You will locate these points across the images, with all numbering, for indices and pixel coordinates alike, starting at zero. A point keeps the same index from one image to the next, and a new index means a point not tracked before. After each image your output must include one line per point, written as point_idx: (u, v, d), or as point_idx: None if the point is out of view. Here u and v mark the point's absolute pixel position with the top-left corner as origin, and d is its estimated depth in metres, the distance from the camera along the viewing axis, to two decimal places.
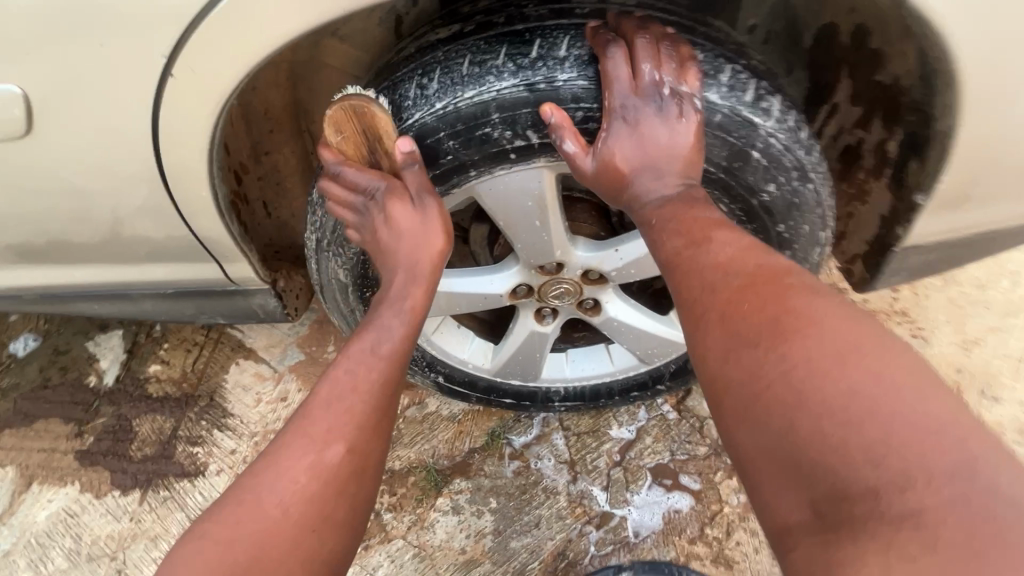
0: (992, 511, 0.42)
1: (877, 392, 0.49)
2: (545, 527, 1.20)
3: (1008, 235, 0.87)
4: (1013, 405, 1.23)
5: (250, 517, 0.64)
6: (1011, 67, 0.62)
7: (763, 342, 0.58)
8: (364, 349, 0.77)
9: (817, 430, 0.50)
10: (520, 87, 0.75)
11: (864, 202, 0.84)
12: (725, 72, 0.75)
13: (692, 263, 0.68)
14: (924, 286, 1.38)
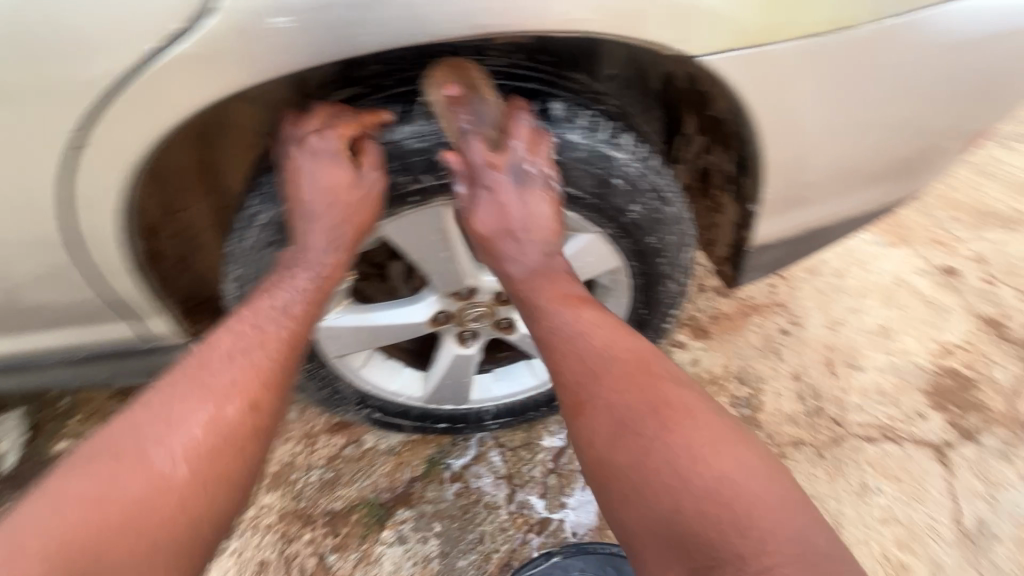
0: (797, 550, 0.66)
1: (728, 474, 0.71)
2: (489, 541, 1.24)
3: (840, 229, 1.09)
4: (873, 371, 1.47)
5: (136, 475, 0.72)
6: (790, 98, 0.83)
7: (647, 429, 0.76)
8: (246, 327, 0.84)
9: (693, 505, 0.70)
10: (408, 138, 0.83)
11: (721, 212, 1.05)
12: (582, 117, 0.85)
13: (572, 352, 0.84)
14: (796, 280, 1.67)
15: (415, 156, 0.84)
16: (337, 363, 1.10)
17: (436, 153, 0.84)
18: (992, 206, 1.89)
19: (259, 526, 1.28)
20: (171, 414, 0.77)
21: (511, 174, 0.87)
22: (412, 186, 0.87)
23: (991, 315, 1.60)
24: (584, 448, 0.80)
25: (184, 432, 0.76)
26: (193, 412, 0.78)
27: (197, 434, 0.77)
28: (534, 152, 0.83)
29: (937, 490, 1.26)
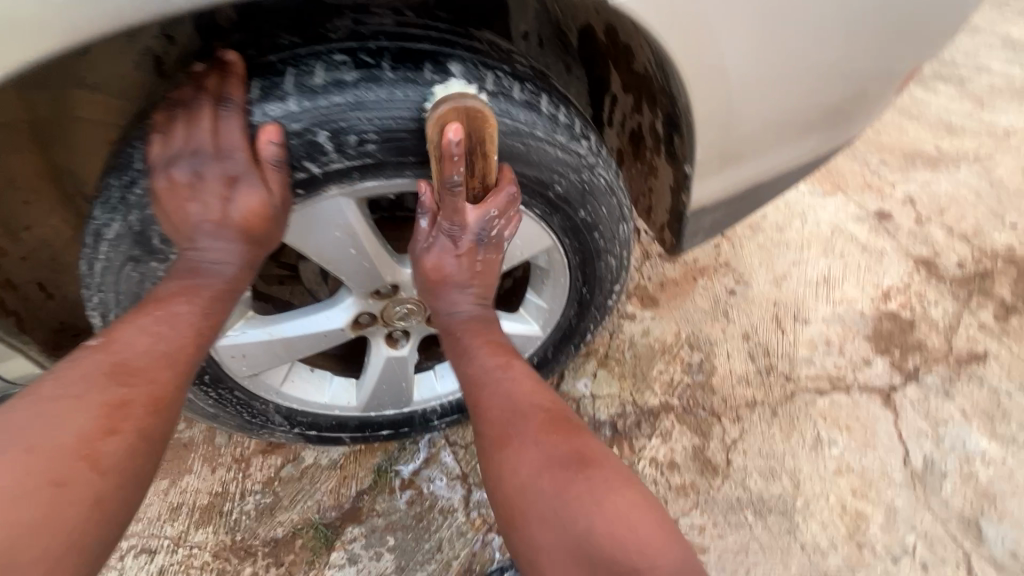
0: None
1: (590, 521, 0.69)
2: (448, 548, 1.17)
3: (778, 183, 1.05)
4: (819, 322, 1.47)
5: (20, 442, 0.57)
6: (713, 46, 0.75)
7: (551, 467, 0.74)
8: (148, 328, 0.68)
9: (591, 544, 0.68)
10: (277, 118, 0.68)
11: (656, 176, 0.98)
12: (489, 80, 0.74)
13: (494, 386, 0.83)
14: (739, 238, 1.65)
15: (289, 141, 0.69)
16: (251, 384, 0.97)
17: (315, 135, 0.69)
18: (918, 147, 1.93)
19: (192, 567, 1.16)
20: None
21: (411, 153, 0.73)
22: (294, 178, 0.71)
23: (924, 254, 1.63)
24: (494, 477, 0.78)
25: (17, 490, 0.55)
26: (32, 467, 0.56)
27: (39, 493, 0.56)
28: (431, 122, 0.71)
29: (886, 434, 1.27)
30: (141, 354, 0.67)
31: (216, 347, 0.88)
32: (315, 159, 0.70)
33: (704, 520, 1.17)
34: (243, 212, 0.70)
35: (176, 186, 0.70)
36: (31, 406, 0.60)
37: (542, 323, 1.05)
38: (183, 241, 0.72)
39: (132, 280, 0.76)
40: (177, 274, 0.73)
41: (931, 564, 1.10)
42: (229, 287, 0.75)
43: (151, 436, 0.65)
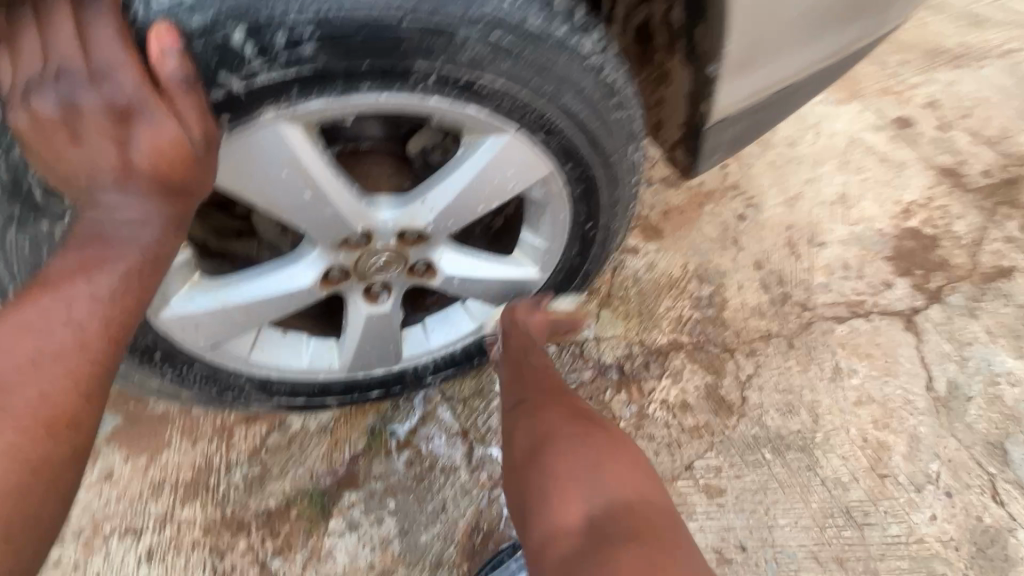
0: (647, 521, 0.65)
1: (592, 454, 0.72)
2: (453, 508, 1.10)
3: (807, 89, 0.89)
4: (836, 245, 1.36)
5: None
6: None
7: (568, 421, 0.79)
8: (31, 320, 0.52)
9: (589, 468, 0.70)
10: (182, 14, 0.54)
11: (668, 84, 0.82)
12: None
13: (532, 370, 0.90)
14: (748, 156, 1.50)
15: (198, 45, 0.55)
16: (213, 354, 0.84)
17: (231, 35, 0.55)
18: (941, 42, 1.73)
19: (183, 545, 1.09)
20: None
21: (361, 56, 0.58)
22: (214, 95, 0.57)
23: (947, 164, 1.50)
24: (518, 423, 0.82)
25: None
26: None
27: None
28: (382, 11, 0.56)
29: (908, 360, 1.19)
30: (20, 362, 0.51)
31: (160, 317, 0.75)
32: (237, 69, 0.56)
33: (720, 461, 1.11)
34: (145, 151, 0.54)
35: (49, 125, 0.53)
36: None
37: (541, 265, 0.92)
38: (78, 198, 0.56)
39: (23, 245, 0.63)
40: (77, 244, 0.56)
41: (957, 491, 1.05)
42: (149, 257, 0.58)
43: (48, 467, 0.50)
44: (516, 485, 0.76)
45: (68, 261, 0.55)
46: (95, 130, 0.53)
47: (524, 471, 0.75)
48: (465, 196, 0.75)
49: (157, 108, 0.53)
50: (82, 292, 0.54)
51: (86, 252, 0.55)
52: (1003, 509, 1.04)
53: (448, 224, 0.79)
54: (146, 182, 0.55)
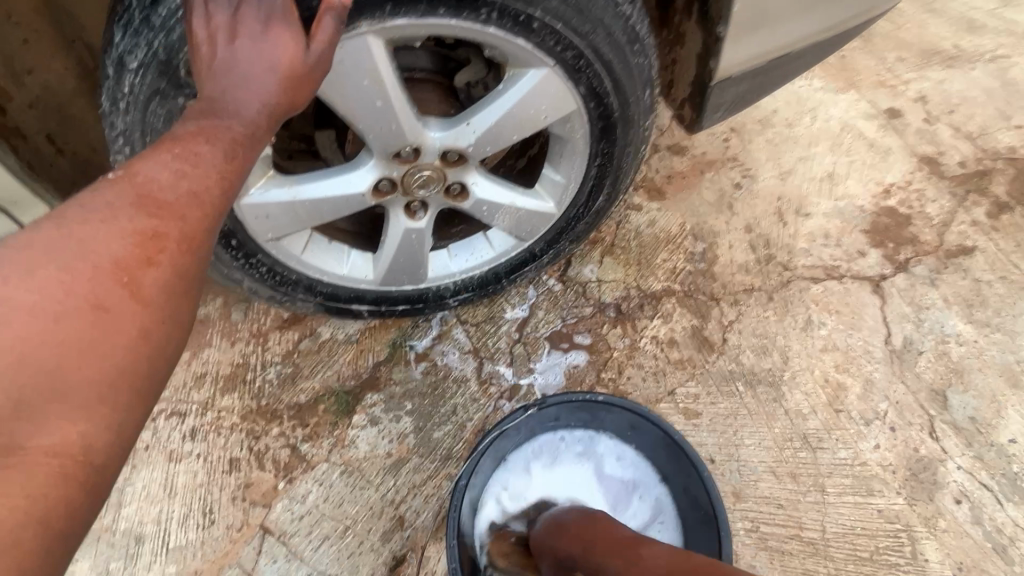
0: None
1: None
2: (463, 412, 1.25)
3: (798, 63, 1.03)
4: (820, 216, 1.51)
5: (58, 288, 0.49)
6: None
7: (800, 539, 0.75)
8: (169, 157, 0.60)
9: None
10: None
11: (682, 45, 0.96)
12: None
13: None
14: (749, 133, 1.64)
15: None
16: (273, 249, 0.98)
17: None
18: (936, 44, 1.86)
19: (222, 427, 1.24)
20: (36, 295, 0.48)
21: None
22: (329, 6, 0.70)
23: (928, 153, 1.64)
24: None
25: (59, 310, 0.49)
26: (70, 287, 0.50)
27: (80, 316, 0.50)
28: None
29: (872, 318, 1.35)
30: (167, 186, 0.58)
31: (239, 204, 0.89)
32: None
33: (699, 389, 1.27)
34: (277, 49, 0.65)
35: (208, 21, 0.66)
36: (55, 228, 0.52)
37: (558, 200, 1.06)
38: (205, 78, 0.65)
39: (159, 116, 0.73)
40: (197, 114, 0.64)
41: (900, 426, 1.22)
42: (251, 134, 0.66)
43: (186, 278, 0.58)
44: None
45: (190, 126, 0.64)
46: (241, 29, 0.65)
47: None
48: (504, 123, 0.89)
49: (294, 25, 0.67)
50: (198, 151, 0.62)
51: (205, 119, 0.64)
52: (938, 443, 1.21)
53: (486, 148, 0.92)
54: (268, 73, 0.65)
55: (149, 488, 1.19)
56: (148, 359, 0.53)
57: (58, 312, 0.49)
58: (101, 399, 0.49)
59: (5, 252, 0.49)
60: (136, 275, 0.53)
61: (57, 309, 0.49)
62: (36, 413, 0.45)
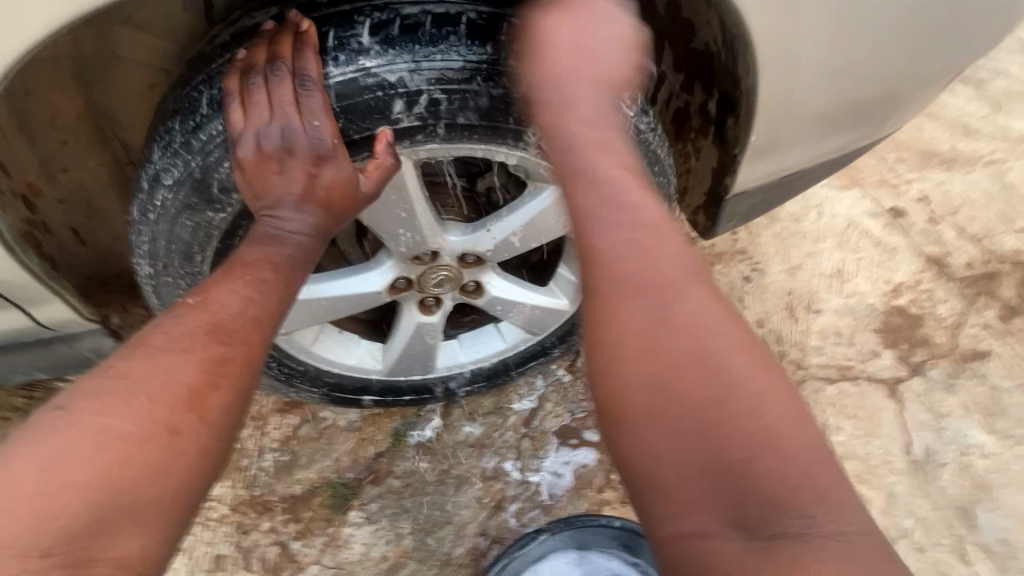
0: (762, 439, 0.53)
1: (765, 427, 0.54)
2: (465, 511, 1.19)
3: (810, 176, 1.05)
4: (831, 313, 1.50)
5: (139, 413, 0.57)
6: (796, 34, 0.74)
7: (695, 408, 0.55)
8: (236, 286, 0.69)
9: (703, 443, 0.54)
10: (353, 76, 0.69)
11: (698, 159, 0.99)
12: (561, 44, 0.75)
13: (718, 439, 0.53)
14: (756, 226, 1.67)
15: (363, 96, 0.70)
16: (284, 341, 0.97)
17: (389, 92, 0.70)
18: (936, 145, 1.92)
19: (210, 520, 1.17)
20: (123, 422, 0.56)
21: (480, 118, 0.74)
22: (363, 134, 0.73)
23: (935, 253, 1.66)
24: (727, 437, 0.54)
25: (138, 434, 0.56)
26: (150, 414, 0.57)
27: (155, 439, 0.57)
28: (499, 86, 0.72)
29: (889, 424, 1.33)
30: (232, 314, 0.67)
31: None
32: (383, 117, 0.72)
33: None
34: (325, 183, 0.73)
35: (261, 156, 0.72)
36: (142, 355, 0.61)
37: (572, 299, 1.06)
38: (261, 208, 0.74)
39: (186, 229, 0.76)
40: (256, 241, 0.74)
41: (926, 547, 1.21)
42: (303, 256, 0.76)
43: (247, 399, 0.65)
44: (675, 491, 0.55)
45: (255, 254, 0.72)
46: (293, 165, 0.72)
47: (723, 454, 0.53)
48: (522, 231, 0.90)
49: (343, 159, 0.72)
50: (257, 275, 0.71)
51: (266, 247, 0.73)
52: (968, 567, 1.19)
53: (504, 252, 0.93)
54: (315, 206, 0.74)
55: None
56: (206, 475, 0.59)
57: (137, 435, 0.56)
58: (161, 517, 0.55)
59: (101, 378, 0.58)
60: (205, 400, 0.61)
61: (137, 435, 0.56)
62: (110, 534, 0.52)
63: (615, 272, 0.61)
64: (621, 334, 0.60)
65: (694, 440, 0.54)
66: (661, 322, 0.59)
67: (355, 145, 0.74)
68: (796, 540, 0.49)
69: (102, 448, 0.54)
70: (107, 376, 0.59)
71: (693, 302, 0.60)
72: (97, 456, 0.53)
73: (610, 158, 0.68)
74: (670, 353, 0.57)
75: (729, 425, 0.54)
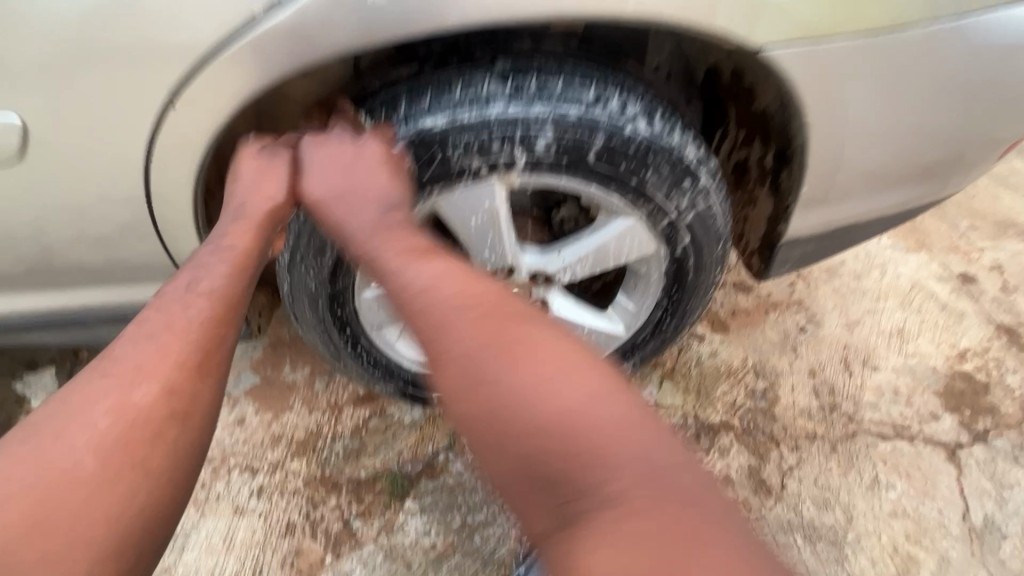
0: (598, 447, 0.55)
1: (595, 429, 0.56)
2: (510, 515, 1.28)
3: (865, 229, 1.11)
4: (889, 371, 1.51)
5: (113, 386, 0.69)
6: (845, 103, 0.85)
7: (523, 426, 0.58)
8: (193, 272, 0.79)
9: (551, 454, 0.56)
10: (473, 118, 0.84)
11: (755, 207, 1.08)
12: (645, 105, 0.90)
13: (559, 427, 0.57)
14: (815, 279, 1.70)
15: (471, 136, 0.85)
16: (375, 336, 1.12)
17: (495, 133, 0.85)
18: (1014, 215, 1.89)
19: (286, 490, 1.31)
20: (63, 451, 0.65)
21: (570, 157, 0.88)
22: (472, 166, 0.88)
23: (1007, 322, 1.62)
24: (555, 437, 0.56)
25: (116, 404, 0.68)
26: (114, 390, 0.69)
27: (123, 411, 0.68)
28: (585, 133, 0.86)
29: (947, 487, 1.33)
30: (187, 297, 0.76)
31: (359, 295, 1.04)
32: (490, 153, 0.87)
33: None
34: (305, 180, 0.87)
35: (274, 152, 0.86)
36: (97, 377, 0.69)
37: (627, 324, 1.16)
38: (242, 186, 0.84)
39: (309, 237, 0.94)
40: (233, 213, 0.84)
41: None
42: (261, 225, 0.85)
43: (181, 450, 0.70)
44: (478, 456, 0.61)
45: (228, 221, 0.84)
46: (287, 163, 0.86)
47: (575, 472, 0.55)
48: (592, 253, 1.03)
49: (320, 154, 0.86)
50: (192, 289, 0.77)
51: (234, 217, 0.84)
52: None
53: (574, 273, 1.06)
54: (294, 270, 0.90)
55: (211, 539, 1.27)
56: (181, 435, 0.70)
57: (109, 404, 0.68)
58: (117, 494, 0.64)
59: (92, 363, 0.71)
60: (133, 446, 0.67)
61: (68, 477, 0.63)
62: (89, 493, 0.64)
63: (428, 304, 0.67)
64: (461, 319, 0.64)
65: (527, 446, 0.57)
66: (467, 329, 0.64)
67: (460, 174, 0.89)
68: (598, 531, 0.52)
69: (90, 414, 0.67)
70: (94, 364, 0.71)
71: (530, 326, 0.64)
72: (75, 421, 0.66)
73: (398, 240, 0.76)
74: (477, 356, 0.62)
75: (571, 445, 0.56)
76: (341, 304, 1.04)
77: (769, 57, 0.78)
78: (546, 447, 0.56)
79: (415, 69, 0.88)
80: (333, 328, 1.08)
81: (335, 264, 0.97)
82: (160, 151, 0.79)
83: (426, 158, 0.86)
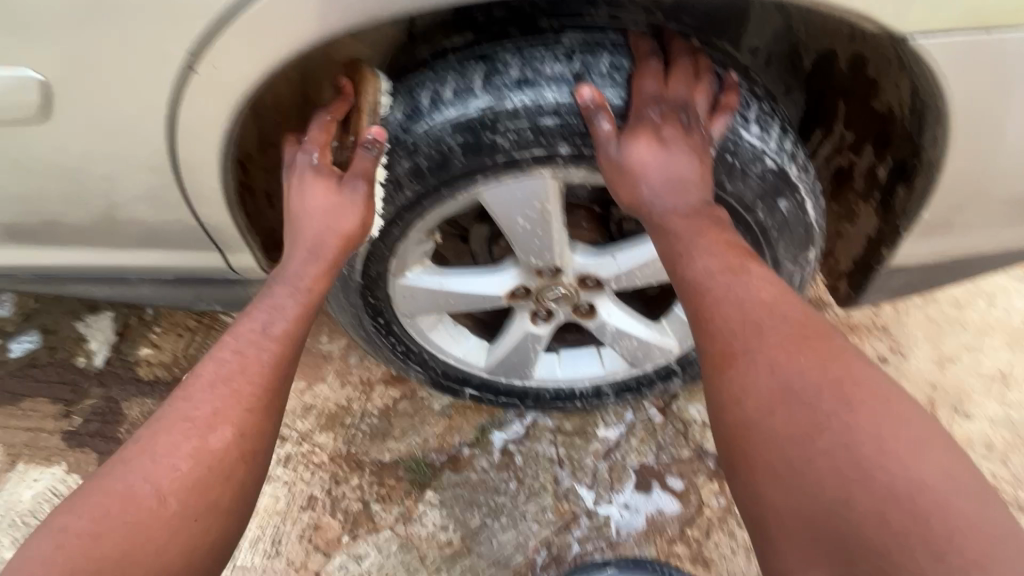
0: (978, 542, 0.46)
1: (1001, 522, 0.48)
2: (531, 521, 1.22)
3: (986, 264, 0.93)
4: (982, 421, 1.31)
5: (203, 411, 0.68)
6: (1002, 110, 0.67)
7: (872, 483, 0.50)
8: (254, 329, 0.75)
9: (872, 512, 0.49)
10: (528, 104, 0.74)
11: (852, 223, 0.92)
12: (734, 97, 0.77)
13: (899, 503, 0.49)
14: (905, 304, 1.48)
15: (524, 123, 0.75)
16: (407, 324, 1.05)
17: (552, 121, 0.75)
18: None
19: (311, 463, 1.31)
20: (161, 467, 0.64)
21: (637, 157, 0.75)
22: (526, 156, 0.77)
23: None
24: (852, 495, 0.51)
25: (213, 419, 0.68)
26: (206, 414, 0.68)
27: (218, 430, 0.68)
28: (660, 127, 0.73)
29: None
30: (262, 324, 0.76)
31: (394, 283, 0.97)
32: (545, 144, 0.76)
33: None
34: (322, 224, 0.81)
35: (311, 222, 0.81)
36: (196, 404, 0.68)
37: (681, 339, 1.08)
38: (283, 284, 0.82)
39: None
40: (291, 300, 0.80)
41: None
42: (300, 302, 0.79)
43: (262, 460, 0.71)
44: (738, 482, 0.60)
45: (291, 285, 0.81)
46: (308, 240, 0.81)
47: (850, 527, 0.50)
48: (649, 261, 0.94)
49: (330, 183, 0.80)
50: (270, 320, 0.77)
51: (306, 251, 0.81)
52: None
53: (628, 279, 0.97)
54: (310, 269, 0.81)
55: None
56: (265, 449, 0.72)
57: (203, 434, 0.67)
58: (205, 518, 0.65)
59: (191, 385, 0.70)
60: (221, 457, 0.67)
61: (167, 486, 0.64)
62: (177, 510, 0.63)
63: (778, 328, 0.62)
64: (836, 378, 0.57)
65: (827, 505, 0.52)
66: (788, 386, 0.58)
67: (512, 164, 0.78)
68: None
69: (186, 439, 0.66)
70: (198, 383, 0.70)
71: (903, 404, 0.55)
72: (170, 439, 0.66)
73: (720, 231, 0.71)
74: (873, 436, 0.53)
75: (917, 502, 0.49)
76: (375, 291, 0.97)
77: (913, 47, 0.62)
78: (857, 513, 0.50)
79: (469, 38, 0.79)
80: (365, 314, 1.02)
81: (371, 252, 0.90)
82: (185, 121, 0.75)
83: (473, 145, 0.76)
